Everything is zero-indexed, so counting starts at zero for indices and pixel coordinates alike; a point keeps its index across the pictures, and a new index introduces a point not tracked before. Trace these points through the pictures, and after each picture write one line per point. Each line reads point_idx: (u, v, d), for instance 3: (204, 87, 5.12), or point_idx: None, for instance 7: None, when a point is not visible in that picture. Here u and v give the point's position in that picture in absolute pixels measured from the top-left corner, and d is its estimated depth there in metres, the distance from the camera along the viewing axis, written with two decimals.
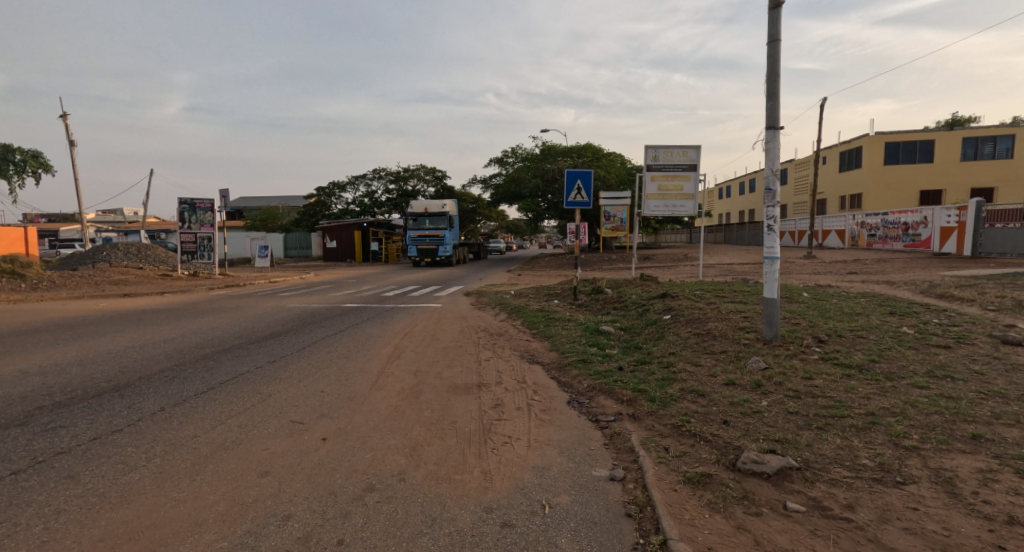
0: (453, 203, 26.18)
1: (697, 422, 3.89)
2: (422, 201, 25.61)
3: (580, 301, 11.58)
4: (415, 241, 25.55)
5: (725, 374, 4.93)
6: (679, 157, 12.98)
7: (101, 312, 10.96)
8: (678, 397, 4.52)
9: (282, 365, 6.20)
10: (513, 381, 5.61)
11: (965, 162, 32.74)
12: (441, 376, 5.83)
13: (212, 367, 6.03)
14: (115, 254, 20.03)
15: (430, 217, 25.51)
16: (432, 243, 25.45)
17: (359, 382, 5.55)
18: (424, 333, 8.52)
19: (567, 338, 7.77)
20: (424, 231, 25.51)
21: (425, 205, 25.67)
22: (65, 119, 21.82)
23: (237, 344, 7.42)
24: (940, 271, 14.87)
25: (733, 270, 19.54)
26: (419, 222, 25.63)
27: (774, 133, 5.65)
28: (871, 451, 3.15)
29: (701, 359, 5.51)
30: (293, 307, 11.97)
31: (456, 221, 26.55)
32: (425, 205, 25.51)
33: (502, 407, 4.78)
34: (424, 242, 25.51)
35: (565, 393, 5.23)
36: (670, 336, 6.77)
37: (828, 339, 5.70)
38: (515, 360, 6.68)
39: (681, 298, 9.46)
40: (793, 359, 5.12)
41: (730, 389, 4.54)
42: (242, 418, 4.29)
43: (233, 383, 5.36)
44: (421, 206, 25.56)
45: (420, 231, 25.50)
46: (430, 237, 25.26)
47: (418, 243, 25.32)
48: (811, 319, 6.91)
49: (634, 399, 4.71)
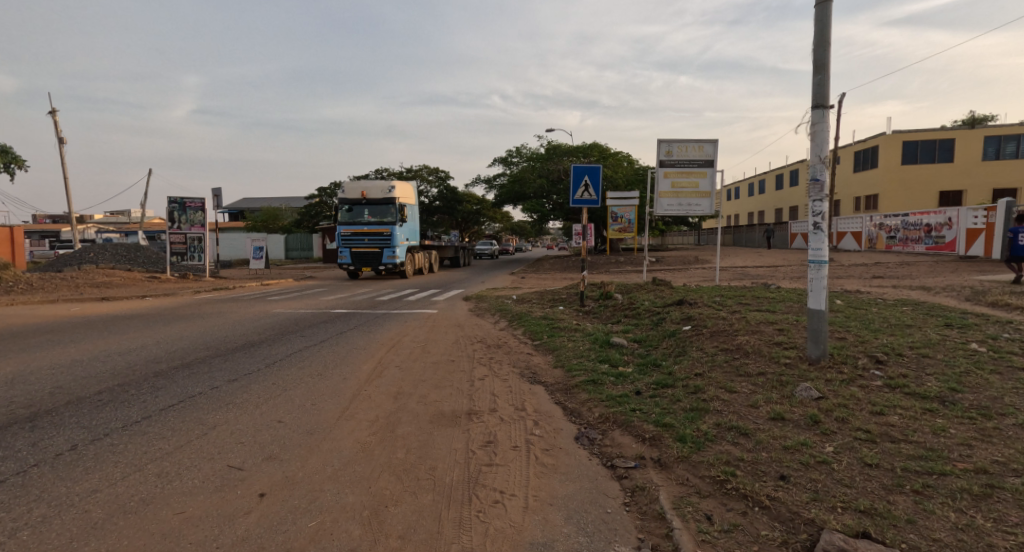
0: (402, 185, 19.86)
1: (746, 477, 2.99)
2: (360, 183, 19.32)
3: (588, 308, 10.65)
4: (349, 238, 19.40)
5: (770, 405, 4.00)
6: (695, 152, 12.07)
7: (68, 317, 10.14)
8: (714, 436, 3.61)
9: (242, 385, 5.32)
10: (510, 409, 4.70)
11: (986, 162, 31.59)
12: (425, 401, 4.94)
13: (159, 388, 5.16)
14: (103, 256, 19.33)
15: (369, 206, 19.24)
16: (371, 241, 19.22)
17: (327, 409, 4.64)
18: (414, 345, 7.63)
19: (573, 353, 6.84)
20: (361, 226, 19.26)
21: (362, 189, 19.32)
22: (55, 117, 21.24)
23: (200, 357, 6.53)
24: (973, 276, 13.87)
25: (747, 274, 18.64)
26: (357, 213, 19.34)
27: (823, 112, 4.72)
28: (1009, 537, 2.23)
29: (735, 384, 4.57)
30: (278, 313, 11.14)
31: (407, 211, 20.26)
32: (363, 190, 19.23)
33: (494, 446, 3.88)
34: (362, 240, 19.37)
35: (571, 426, 4.32)
36: (694, 353, 5.83)
37: (889, 360, 4.75)
38: (514, 380, 5.76)
39: (700, 307, 8.51)
40: (850, 386, 4.19)
41: (780, 427, 3.62)
42: (165, 463, 3.40)
43: (175, 410, 4.48)
44: (359, 190, 19.24)
45: (356, 225, 19.26)
46: (371, 234, 19.23)
47: (354, 243, 19.15)
48: (859, 333, 5.95)
49: (658, 436, 3.80)
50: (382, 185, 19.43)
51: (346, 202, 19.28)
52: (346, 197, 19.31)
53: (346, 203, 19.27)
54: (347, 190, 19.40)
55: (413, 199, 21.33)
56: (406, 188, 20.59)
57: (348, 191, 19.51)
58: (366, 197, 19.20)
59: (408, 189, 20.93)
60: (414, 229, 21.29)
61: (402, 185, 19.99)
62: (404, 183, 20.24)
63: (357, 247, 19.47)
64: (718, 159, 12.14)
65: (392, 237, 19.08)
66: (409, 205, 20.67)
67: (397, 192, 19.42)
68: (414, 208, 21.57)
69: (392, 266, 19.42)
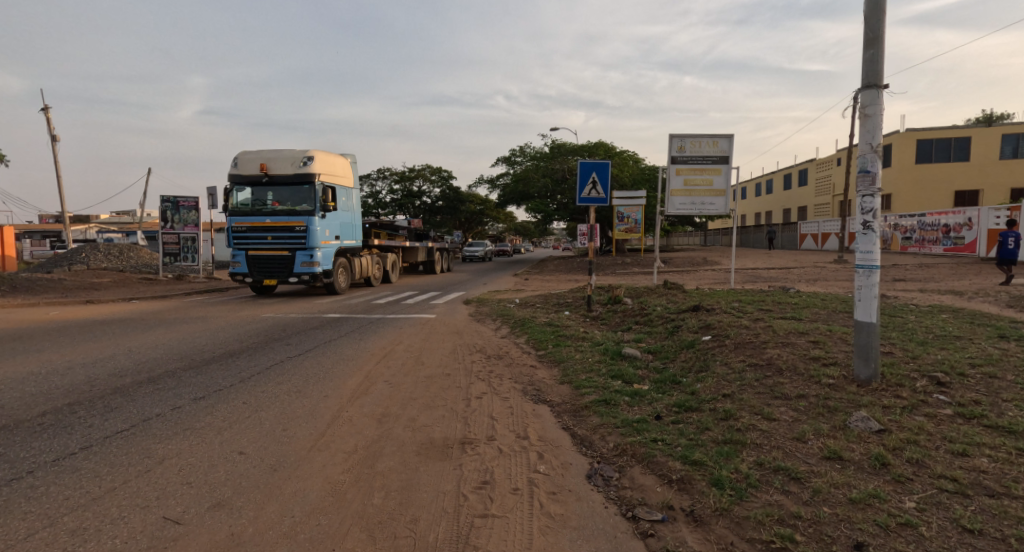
0: (325, 156, 13.59)
1: (808, 546, 2.35)
2: (260, 151, 13.09)
3: (595, 313, 10.00)
4: (243, 235, 13.18)
5: (820, 439, 3.35)
6: (709, 148, 11.39)
7: (42, 322, 9.54)
8: (758, 481, 2.97)
9: (209, 405, 4.70)
10: (510, 437, 4.07)
11: (1003, 161, 30.70)
12: (414, 427, 4.31)
13: (113, 408, 4.52)
14: (94, 257, 18.77)
15: (272, 186, 13.03)
16: (275, 239, 13.01)
17: (299, 437, 4.01)
18: (407, 355, 6.99)
19: (582, 366, 6.18)
20: (260, 216, 13.03)
21: (262, 159, 13.06)
22: (47, 114, 20.75)
23: (170, 370, 5.91)
24: (1000, 279, 13.19)
25: (759, 276, 17.98)
26: (255, 198, 13.07)
27: (877, 93, 4.07)
28: None
29: (774, 409, 3.92)
30: (267, 317, 10.53)
31: (338, 194, 14.06)
32: (264, 160, 13.03)
33: (491, 488, 3.24)
34: (263, 239, 13.11)
35: (582, 460, 3.68)
36: (720, 368, 5.17)
37: (952, 382, 4.09)
38: (515, 399, 5.14)
39: (719, 313, 7.83)
40: (915, 415, 3.53)
41: (839, 469, 2.97)
42: (88, 511, 2.78)
43: (122, 437, 3.84)
44: (259, 163, 13.00)
45: (252, 215, 13.03)
46: (277, 229, 13.01)
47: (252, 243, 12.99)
48: (904, 346, 5.28)
49: (687, 478, 3.16)
50: (294, 155, 13.16)
51: (239, 180, 13.07)
52: (239, 172, 13.12)
53: (239, 182, 13.05)
54: (242, 164, 13.17)
55: (352, 177, 15.09)
56: (339, 160, 14.36)
57: (243, 164, 13.27)
58: (268, 172, 12.98)
59: (345, 163, 14.77)
60: (352, 222, 15.06)
61: (325, 155, 13.69)
62: (333, 153, 14.03)
63: (256, 248, 13.25)
64: (734, 155, 11.47)
65: (307, 232, 12.91)
66: (340, 185, 14.30)
67: (318, 165, 13.21)
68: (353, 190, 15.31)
69: (308, 276, 13.22)
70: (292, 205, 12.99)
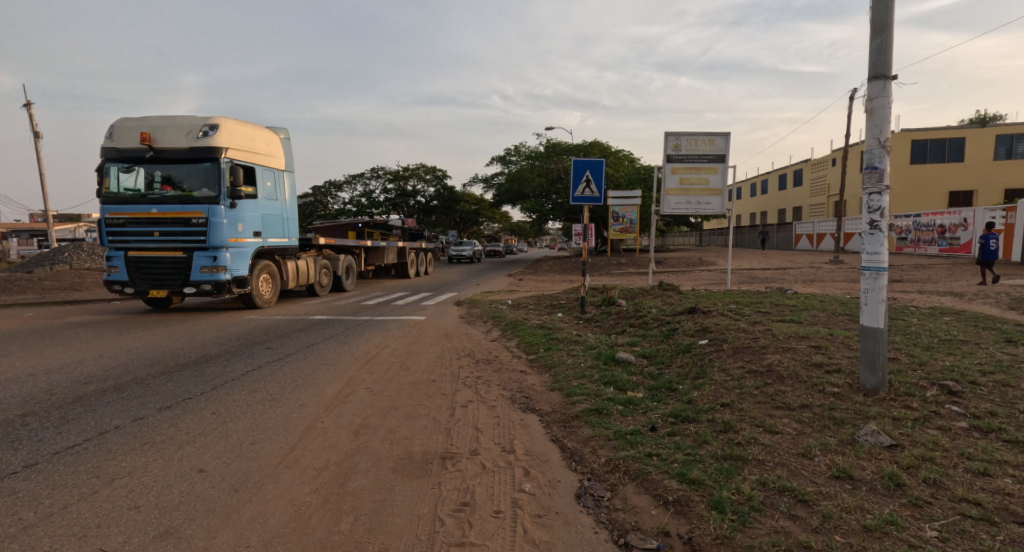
0: (236, 127, 10.46)
1: None
2: (144, 118, 9.88)
3: (589, 315, 9.75)
4: (122, 229, 9.93)
5: (827, 455, 3.09)
6: (705, 146, 11.16)
7: (14, 324, 9.18)
8: (761, 503, 2.71)
9: (174, 416, 4.40)
10: (495, 451, 3.80)
11: (997, 161, 30.69)
12: (392, 439, 4.04)
13: (69, 420, 4.22)
14: (78, 256, 18.37)
15: (161, 164, 9.85)
16: (163, 234, 9.79)
17: (267, 451, 3.73)
18: (392, 360, 6.71)
19: (574, 372, 5.91)
20: (144, 204, 9.82)
21: (145, 128, 9.88)
22: (30, 111, 20.33)
23: (139, 377, 5.61)
24: (999, 281, 13.05)
25: (755, 277, 17.82)
26: (138, 180, 9.86)
27: (885, 84, 3.81)
28: None
29: (777, 421, 3.67)
30: (251, 319, 10.21)
31: (255, 176, 10.89)
32: (150, 131, 9.85)
33: (472, 510, 2.97)
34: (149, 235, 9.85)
35: (570, 477, 3.42)
36: (717, 376, 4.91)
37: (965, 391, 3.83)
38: (502, 408, 4.86)
39: (716, 316, 7.58)
40: (929, 428, 3.29)
41: (850, 490, 2.71)
42: (15, 544, 2.49)
43: (73, 453, 3.55)
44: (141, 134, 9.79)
45: (133, 203, 9.84)
46: (167, 222, 9.78)
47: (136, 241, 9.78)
48: (911, 352, 5.03)
49: (684, 499, 2.90)
50: (190, 123, 10.00)
51: (115, 156, 9.89)
52: (115, 145, 9.91)
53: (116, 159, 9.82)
54: (120, 136, 9.93)
55: (281, 155, 11.95)
56: (259, 132, 11.23)
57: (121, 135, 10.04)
58: (152, 144, 9.80)
59: (269, 137, 11.61)
60: (280, 213, 11.83)
61: (236, 124, 10.51)
62: (248, 123, 10.88)
63: (139, 247, 10.01)
64: (730, 154, 11.24)
65: (206, 226, 9.69)
66: (258, 166, 11.08)
67: (222, 135, 10.07)
68: (282, 173, 12.10)
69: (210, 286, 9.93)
70: (187, 188, 9.83)
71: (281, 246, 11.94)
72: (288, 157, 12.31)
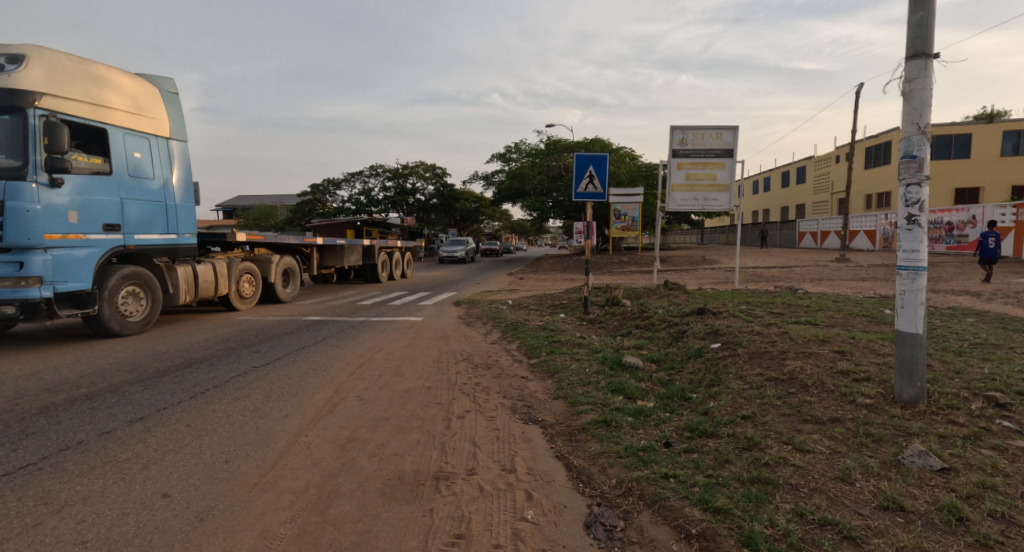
0: (68, 66, 7.10)
1: None
2: None
3: (592, 316, 9.39)
4: None
5: (871, 480, 2.72)
6: (712, 141, 10.78)
7: None
8: (800, 540, 2.35)
9: (145, 429, 4.04)
10: (493, 471, 3.44)
11: (1004, 157, 30.23)
12: (381, 456, 3.68)
13: (30, 434, 3.88)
14: None
15: None
16: None
17: (242, 470, 3.38)
18: (386, 365, 6.35)
19: (578, 378, 5.56)
20: None
21: None
22: None
23: (114, 384, 5.25)
24: (1014, 280, 12.66)
25: (761, 275, 17.45)
26: None
27: (926, 63, 3.44)
28: None
29: (807, 437, 3.30)
30: (243, 321, 9.86)
31: (107, 139, 7.54)
32: None
33: (466, 545, 2.60)
34: None
35: (577, 502, 3.06)
36: (735, 384, 4.57)
37: (1013, 404, 3.46)
38: (502, 419, 4.51)
39: (726, 318, 7.21)
40: (982, 447, 2.92)
41: (903, 525, 2.35)
42: None
43: (26, 475, 3.20)
44: None
45: None
46: None
47: None
48: (942, 358, 4.66)
49: (709, 532, 2.54)
50: None
51: None
52: None
53: None
54: None
55: (164, 116, 8.59)
56: (118, 80, 7.86)
57: None
58: None
59: (141, 88, 8.28)
60: (159, 196, 8.40)
61: (67, 62, 7.12)
62: (93, 62, 7.52)
63: None
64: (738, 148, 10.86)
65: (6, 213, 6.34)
66: (113, 126, 7.65)
67: (31, 71, 6.66)
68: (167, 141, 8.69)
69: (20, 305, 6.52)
70: None
71: (171, 245, 8.69)
72: (180, 120, 8.97)
